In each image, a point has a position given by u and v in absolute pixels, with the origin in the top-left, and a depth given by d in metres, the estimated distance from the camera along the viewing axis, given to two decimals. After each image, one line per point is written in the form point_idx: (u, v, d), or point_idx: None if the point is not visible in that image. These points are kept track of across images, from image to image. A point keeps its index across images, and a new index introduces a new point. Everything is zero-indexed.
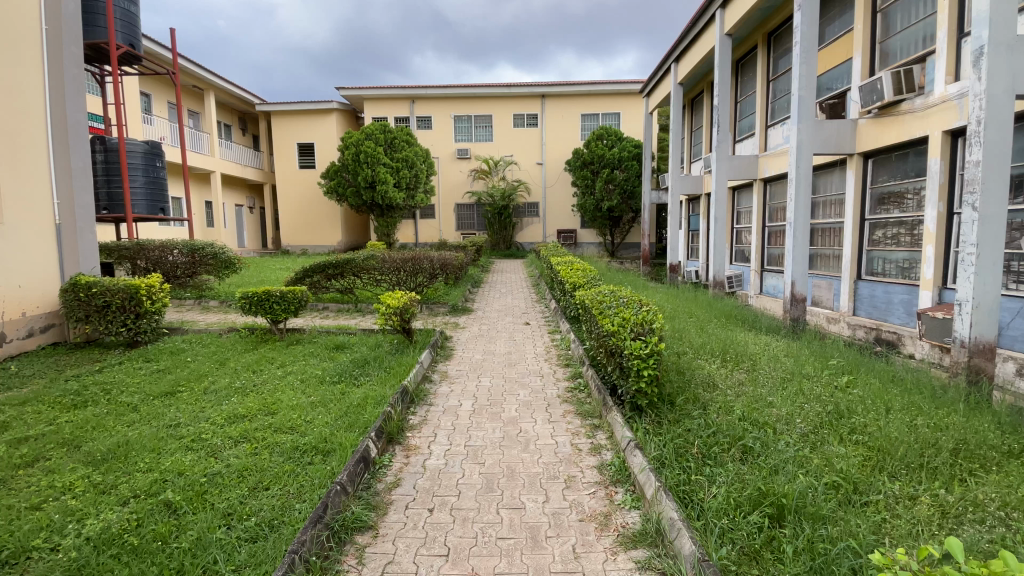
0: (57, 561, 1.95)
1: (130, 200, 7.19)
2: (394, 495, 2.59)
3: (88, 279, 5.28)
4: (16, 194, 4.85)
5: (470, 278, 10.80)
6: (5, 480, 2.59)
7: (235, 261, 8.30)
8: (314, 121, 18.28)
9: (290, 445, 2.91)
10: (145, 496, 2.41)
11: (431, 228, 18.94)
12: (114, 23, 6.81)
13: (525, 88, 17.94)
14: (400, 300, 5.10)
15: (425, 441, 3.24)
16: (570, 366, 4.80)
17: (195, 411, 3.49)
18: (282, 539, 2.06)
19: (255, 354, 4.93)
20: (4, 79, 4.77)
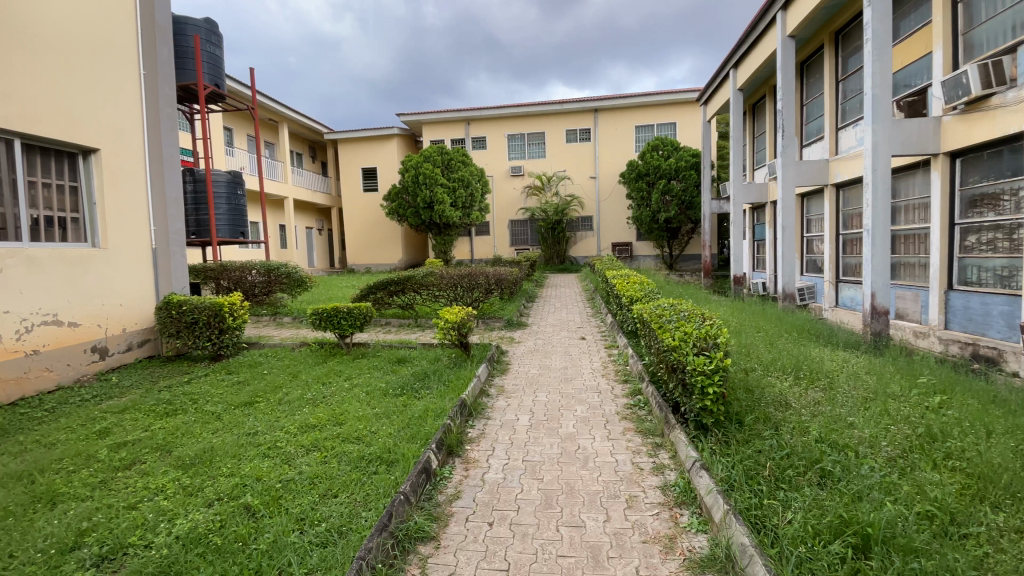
0: (151, 557, 2.13)
1: (216, 226, 7.86)
2: (454, 507, 2.63)
3: (179, 298, 5.79)
4: (119, 223, 5.46)
5: (524, 294, 10.87)
6: (106, 480, 2.87)
7: (307, 280, 8.84)
8: (377, 145, 19.27)
9: (356, 454, 3.03)
10: (228, 498, 2.60)
11: (486, 244, 19.34)
12: (202, 66, 7.55)
13: (577, 103, 18.00)
14: (458, 315, 5.21)
15: (484, 455, 3.27)
16: (629, 382, 4.68)
17: (271, 420, 3.73)
18: (351, 545, 2.13)
19: (324, 367, 5.20)
20: (112, 121, 5.39)
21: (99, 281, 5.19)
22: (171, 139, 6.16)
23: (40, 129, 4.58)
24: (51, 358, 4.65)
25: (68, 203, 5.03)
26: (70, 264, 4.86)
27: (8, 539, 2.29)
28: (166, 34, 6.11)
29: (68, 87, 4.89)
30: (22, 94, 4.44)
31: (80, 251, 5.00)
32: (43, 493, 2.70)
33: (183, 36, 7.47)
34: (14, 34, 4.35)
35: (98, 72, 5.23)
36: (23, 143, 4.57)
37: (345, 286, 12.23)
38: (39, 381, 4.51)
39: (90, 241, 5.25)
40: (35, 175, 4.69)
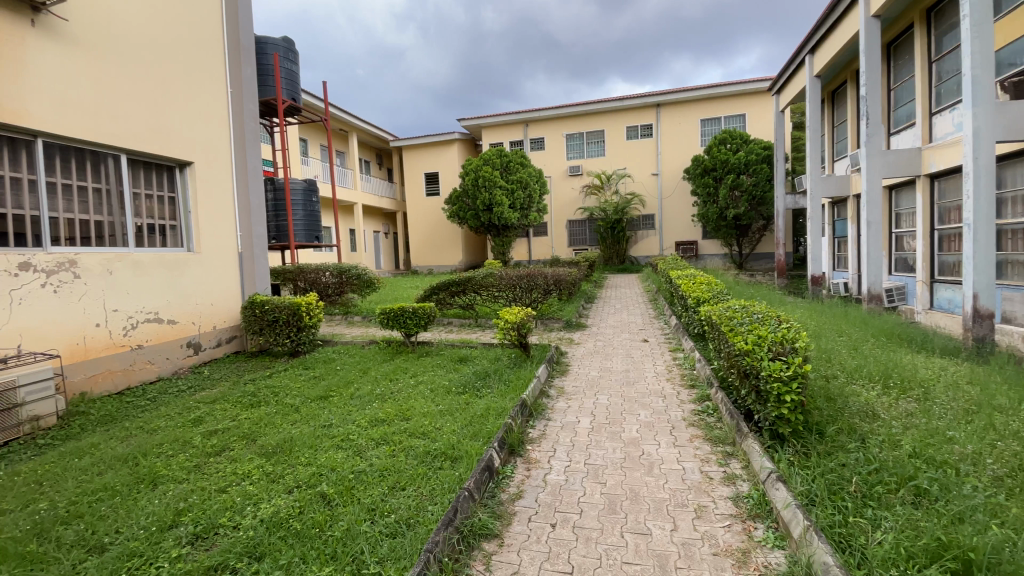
0: (239, 538, 2.30)
1: (293, 230, 8.41)
2: (517, 506, 2.65)
3: (262, 298, 6.26)
4: (211, 230, 5.98)
5: (583, 294, 10.76)
6: (200, 464, 3.16)
7: (375, 281, 9.26)
8: (439, 150, 19.82)
9: (422, 449, 3.14)
10: (306, 486, 2.76)
11: (544, 245, 19.36)
12: (280, 82, 8.11)
13: (638, 99, 17.55)
14: (517, 315, 5.22)
15: (545, 456, 3.26)
16: (697, 387, 4.49)
17: (344, 413, 3.94)
18: (418, 538, 2.20)
19: (392, 364, 5.42)
20: (205, 137, 5.92)
21: (193, 282, 5.70)
22: (254, 151, 6.66)
23: (142, 145, 5.11)
24: (152, 352, 5.17)
25: (167, 213, 5.58)
26: (169, 267, 5.39)
27: (118, 514, 2.57)
28: (250, 54, 6.61)
29: (167, 107, 5.42)
30: (128, 114, 4.97)
31: (177, 255, 5.52)
32: (146, 475, 3.00)
33: (264, 55, 8.04)
34: (121, 62, 4.88)
35: (191, 92, 5.75)
36: (129, 158, 5.12)
37: (409, 287, 12.69)
38: (142, 373, 5.04)
39: (186, 246, 5.79)
40: (138, 188, 5.23)
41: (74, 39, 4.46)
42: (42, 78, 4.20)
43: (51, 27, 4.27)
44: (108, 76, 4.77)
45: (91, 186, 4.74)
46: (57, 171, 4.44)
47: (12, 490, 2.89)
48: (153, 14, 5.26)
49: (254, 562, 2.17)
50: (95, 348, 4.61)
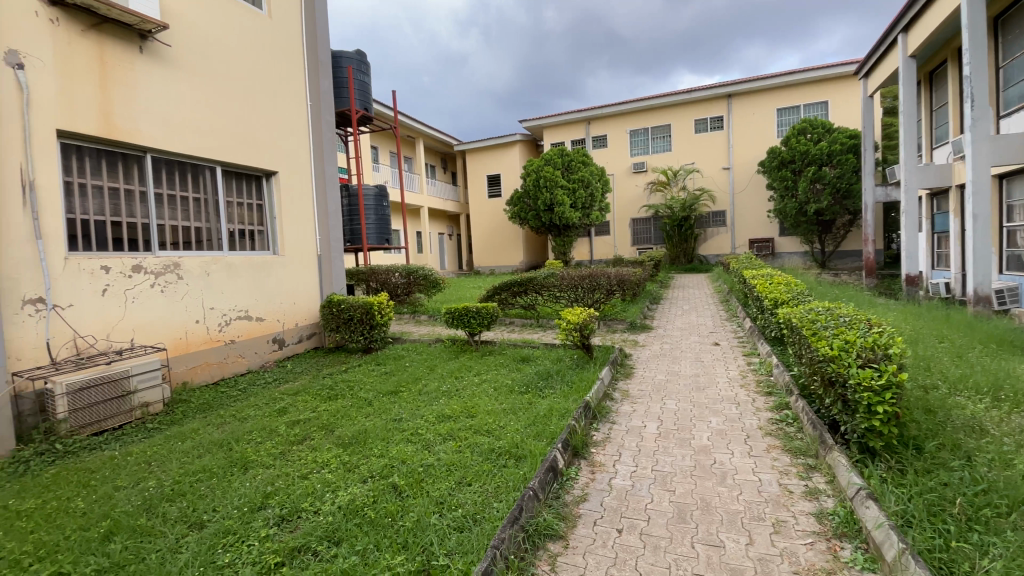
0: (320, 523, 2.46)
1: (366, 234, 8.84)
2: (582, 509, 2.63)
3: (339, 297, 6.65)
4: (294, 235, 6.43)
5: (648, 295, 10.48)
6: (285, 451, 3.41)
7: (440, 281, 9.54)
8: (501, 152, 20.07)
9: (487, 447, 3.19)
10: (379, 477, 2.90)
11: (607, 244, 19.05)
12: (353, 93, 8.55)
13: (707, 91, 16.80)
14: (580, 316, 5.16)
15: (610, 459, 3.21)
16: (774, 395, 4.22)
17: (413, 408, 4.10)
18: (485, 534, 2.25)
19: (457, 363, 5.56)
20: (288, 147, 6.37)
21: (278, 283, 6.16)
22: (332, 160, 7.07)
23: (234, 157, 5.59)
24: (243, 346, 5.65)
25: (255, 219, 6.06)
26: (258, 268, 5.86)
27: (214, 495, 2.84)
28: (327, 68, 7.02)
29: (256, 121, 5.90)
30: (222, 129, 5.45)
31: (264, 258, 5.99)
32: (238, 459, 3.29)
33: (338, 68, 8.50)
34: (215, 82, 5.37)
35: (276, 107, 6.22)
36: (223, 170, 5.62)
37: (473, 287, 12.95)
38: (234, 365, 5.52)
39: (272, 249, 6.27)
40: (231, 196, 5.73)
41: (177, 63, 4.96)
42: (150, 99, 4.71)
43: (157, 54, 4.79)
44: (204, 95, 5.26)
45: (191, 196, 5.25)
46: (163, 183, 4.96)
47: (128, 468, 3.26)
48: (242, 37, 5.74)
49: (333, 546, 2.31)
50: (195, 342, 5.11)
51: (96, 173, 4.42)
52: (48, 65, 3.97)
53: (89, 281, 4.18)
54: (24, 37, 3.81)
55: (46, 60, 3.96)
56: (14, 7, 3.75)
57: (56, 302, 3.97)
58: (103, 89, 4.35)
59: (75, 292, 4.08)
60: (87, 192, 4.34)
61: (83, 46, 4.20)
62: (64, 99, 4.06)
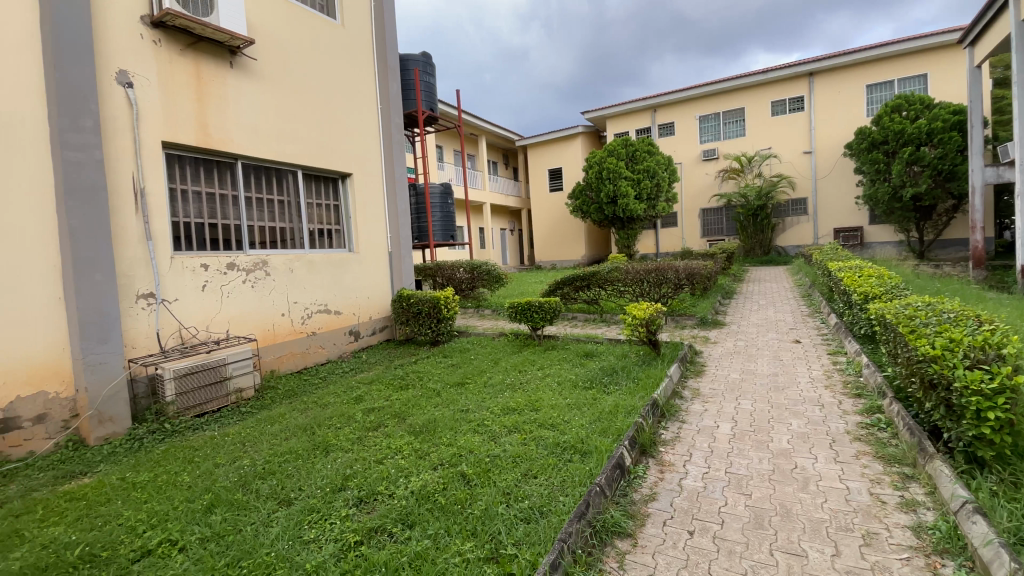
0: (394, 506, 2.58)
1: (432, 231, 9.11)
2: (651, 508, 2.57)
3: (408, 292, 6.93)
4: (367, 233, 6.77)
5: (720, 289, 10.01)
6: (362, 437, 3.62)
7: (503, 276, 9.66)
8: (563, 145, 19.89)
9: (552, 441, 3.21)
10: (448, 465, 3.00)
11: (674, 236, 18.42)
12: (420, 94, 8.82)
13: (785, 70, 15.66)
14: (647, 311, 5.00)
15: (680, 460, 3.11)
16: (864, 397, 3.89)
17: (479, 400, 4.20)
18: (552, 527, 2.27)
19: (521, 356, 5.61)
20: (361, 149, 6.69)
21: (354, 278, 6.50)
22: (401, 160, 7.34)
23: (313, 161, 5.95)
24: (323, 338, 6.04)
25: (332, 218, 6.43)
26: (335, 265, 6.22)
27: (299, 475, 3.07)
28: (396, 71, 7.29)
29: (331, 126, 6.24)
30: (302, 135, 5.83)
31: (341, 256, 6.34)
32: (320, 443, 3.53)
33: (405, 71, 8.79)
34: (295, 90, 5.74)
35: (350, 111, 6.54)
36: (304, 174, 6.01)
37: (535, 282, 12.99)
38: (315, 355, 5.92)
39: (348, 247, 6.63)
40: (311, 198, 6.12)
41: (261, 75, 5.36)
42: (239, 109, 5.12)
43: (244, 68, 5.19)
44: (286, 104, 5.65)
45: (276, 199, 5.66)
46: (252, 187, 5.38)
47: (225, 448, 3.60)
48: (318, 46, 6.08)
49: (406, 528, 2.42)
50: (281, 333, 5.53)
51: (195, 179, 4.88)
52: (154, 83, 4.43)
53: (190, 277, 4.63)
54: (133, 59, 4.27)
55: (151, 78, 4.42)
56: (125, 33, 4.21)
57: (164, 296, 4.43)
58: (200, 103, 4.78)
59: (179, 287, 4.54)
60: (188, 197, 4.80)
61: (181, 64, 4.65)
62: (167, 112, 4.51)
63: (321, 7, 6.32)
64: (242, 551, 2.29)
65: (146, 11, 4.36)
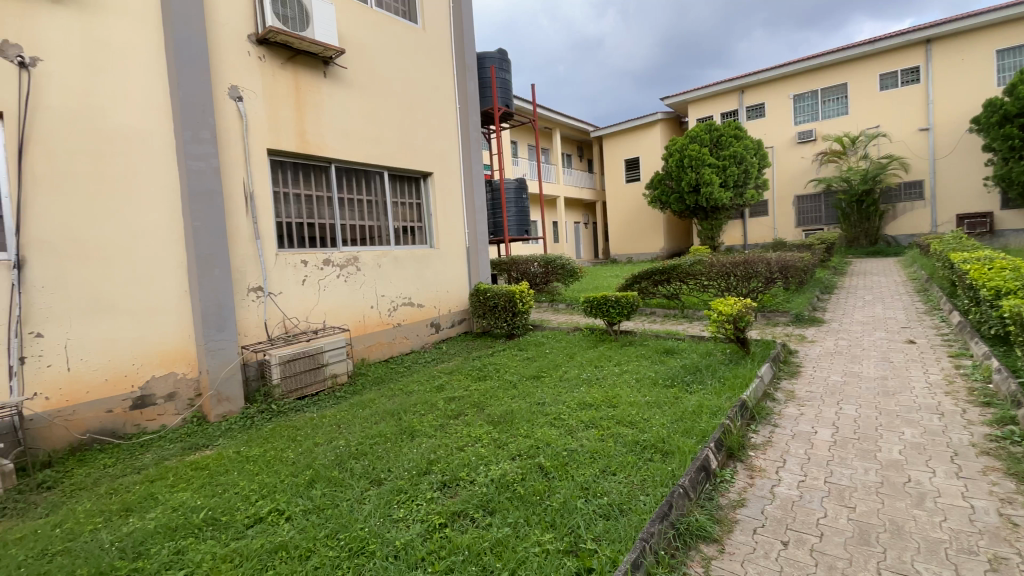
0: (475, 493, 2.67)
1: (507, 226, 9.24)
2: (739, 515, 2.44)
3: (485, 286, 7.09)
4: (446, 229, 7.01)
5: (817, 283, 9.20)
6: (444, 424, 3.78)
7: (578, 270, 9.57)
8: (641, 135, 19.23)
9: (631, 438, 3.14)
10: (526, 456, 3.05)
11: (763, 227, 17.22)
12: (496, 91, 8.92)
13: (897, 38, 13.95)
14: (735, 306, 4.71)
15: (773, 466, 2.92)
16: (995, 406, 3.40)
17: (555, 394, 4.21)
18: (632, 526, 2.23)
19: (597, 352, 5.54)
20: (440, 148, 6.92)
21: (434, 272, 6.77)
22: (478, 156, 7.50)
23: (397, 162, 6.25)
24: (407, 329, 6.36)
25: (415, 216, 6.73)
26: (417, 260, 6.51)
27: (388, 456, 3.27)
28: (473, 70, 7.44)
29: (413, 127, 6.51)
30: (387, 137, 6.13)
31: (422, 251, 6.63)
32: (406, 428, 3.73)
33: (483, 69, 8.95)
34: (380, 95, 6.06)
35: (430, 113, 6.79)
36: (389, 174, 6.33)
37: (611, 276, 12.73)
38: (400, 345, 6.25)
39: (429, 242, 6.90)
40: (395, 197, 6.44)
41: (351, 83, 5.71)
42: (332, 116, 5.49)
43: (336, 77, 5.56)
44: (373, 109, 5.97)
45: (365, 198, 6.02)
46: (344, 188, 5.77)
47: (323, 428, 3.93)
48: (401, 51, 6.35)
49: (487, 514, 2.50)
50: (370, 324, 5.89)
51: (295, 183, 5.33)
52: (260, 96, 4.88)
53: (292, 272, 5.09)
54: (243, 76, 4.73)
55: (258, 92, 4.87)
56: (235, 52, 4.67)
57: (270, 289, 4.89)
58: (299, 112, 5.20)
59: (283, 281, 5.00)
60: (289, 200, 5.25)
61: (282, 77, 5.07)
62: (271, 122, 4.96)
63: (404, 13, 6.58)
64: (339, 524, 2.48)
65: (252, 30, 4.82)
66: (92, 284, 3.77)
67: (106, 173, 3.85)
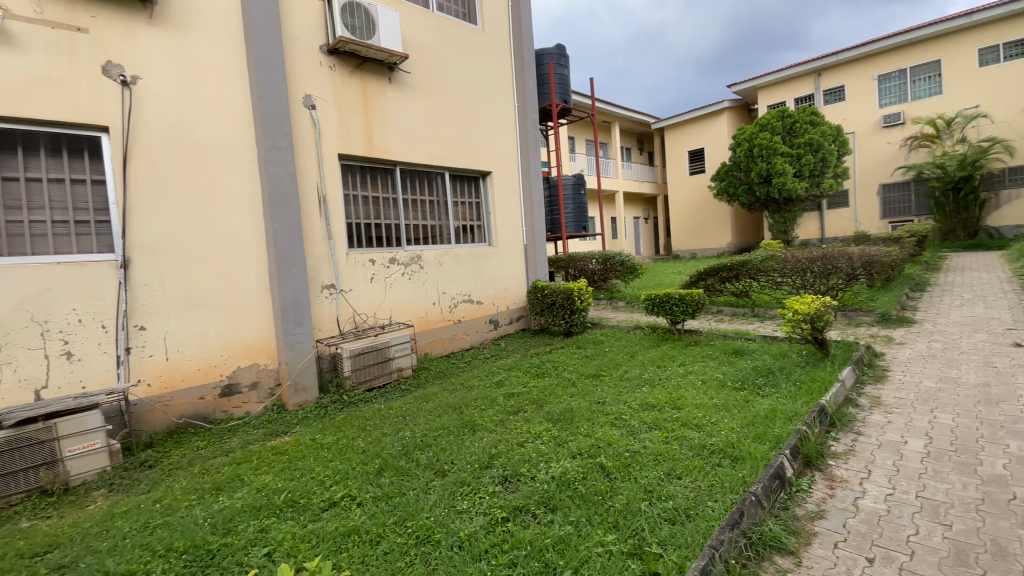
0: (536, 489, 2.69)
1: (565, 223, 9.18)
2: (818, 527, 2.29)
3: (542, 283, 7.09)
4: (505, 227, 7.08)
5: (906, 280, 8.41)
6: (504, 420, 3.83)
7: (638, 267, 9.34)
8: (705, 125, 18.43)
9: (697, 442, 3.04)
10: (587, 455, 3.03)
11: (843, 219, 15.99)
12: (554, 87, 8.88)
13: (1001, 7, 12.43)
14: (812, 305, 4.40)
15: (856, 477, 2.71)
16: None
17: (616, 393, 4.14)
18: (700, 532, 2.16)
19: (659, 351, 5.39)
20: (499, 147, 6.99)
21: (493, 270, 6.86)
22: (536, 154, 7.50)
23: (457, 162, 6.38)
24: (467, 326, 6.49)
25: (474, 214, 6.85)
26: (477, 258, 6.63)
27: (451, 449, 3.37)
28: (532, 68, 7.44)
29: (473, 127, 6.62)
30: (448, 138, 6.27)
31: (482, 249, 6.73)
32: (468, 422, 3.81)
33: (541, 66, 8.94)
34: (441, 97, 6.21)
35: (489, 112, 6.86)
36: (450, 174, 6.48)
37: (673, 272, 12.32)
38: (460, 341, 6.39)
39: (488, 241, 7.00)
40: (456, 196, 6.59)
41: (414, 87, 5.89)
42: (397, 120, 5.70)
43: (400, 82, 5.75)
44: (435, 111, 6.13)
45: (427, 199, 6.20)
46: (407, 189, 5.97)
47: (390, 419, 4.10)
48: (461, 52, 6.47)
49: (549, 511, 2.51)
50: (432, 320, 6.07)
51: (363, 185, 5.58)
52: (331, 103, 5.14)
53: (361, 271, 5.34)
54: (316, 85, 5.02)
55: (329, 100, 5.14)
56: (309, 63, 4.96)
57: (342, 286, 5.16)
58: (366, 117, 5.43)
59: (353, 279, 5.26)
60: (358, 201, 5.50)
61: (351, 85, 5.32)
62: (341, 128, 5.21)
63: (464, 15, 6.71)
64: (406, 513, 2.58)
65: (322, 41, 5.09)
66: (188, 282, 4.16)
67: (197, 181, 4.21)
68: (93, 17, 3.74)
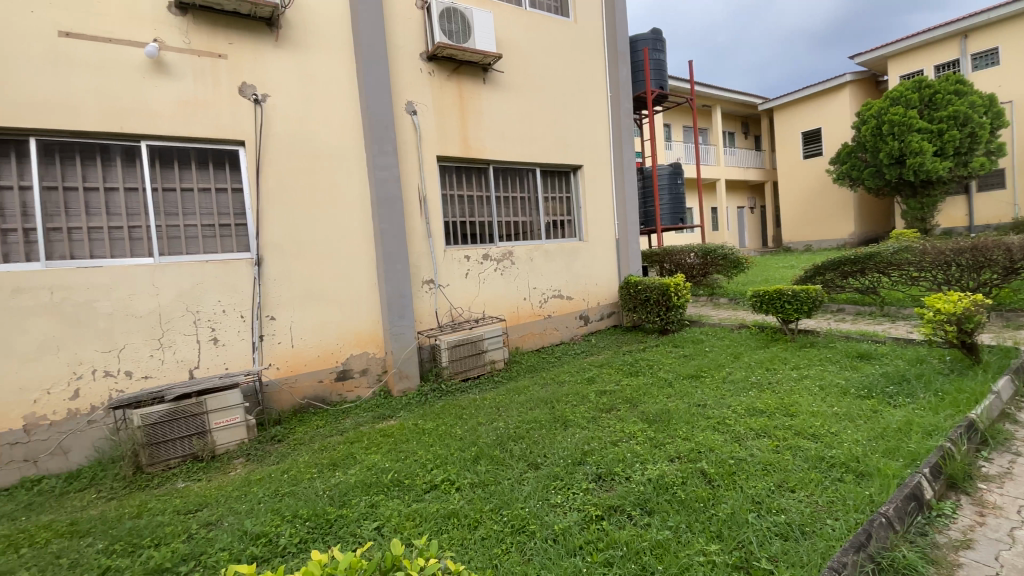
0: (631, 489, 2.63)
1: (660, 215, 8.82)
2: (964, 558, 1.99)
3: (636, 279, 6.87)
4: (596, 221, 6.96)
5: None
6: (596, 417, 3.78)
7: (742, 261, 8.68)
8: (822, 102, 16.61)
9: (814, 453, 2.77)
10: (686, 459, 2.90)
11: (999, 203, 13.58)
12: (649, 73, 8.53)
13: None
14: (959, 305, 3.79)
15: (1015, 505, 2.31)
16: None
17: (718, 396, 3.91)
18: (818, 551, 1.98)
19: (768, 353, 4.98)
20: (591, 140, 6.88)
21: (584, 265, 6.79)
22: (630, 146, 7.26)
23: (548, 158, 6.39)
24: (557, 321, 6.51)
25: (565, 210, 6.82)
26: (568, 253, 6.61)
27: (544, 442, 3.41)
28: (626, 56, 7.20)
29: (565, 122, 6.58)
30: (540, 134, 6.30)
31: (572, 245, 6.69)
32: (560, 417, 3.83)
33: (635, 53, 8.64)
34: (533, 94, 6.25)
35: (581, 106, 6.78)
36: (541, 171, 6.52)
37: (783, 267, 11.30)
38: (550, 336, 6.43)
39: (579, 236, 6.94)
40: (547, 192, 6.61)
41: (507, 85, 5.99)
42: (490, 119, 5.84)
43: (494, 82, 5.88)
44: (527, 108, 6.19)
45: (519, 195, 6.30)
46: (500, 187, 6.11)
47: (485, 410, 4.24)
48: (553, 47, 6.45)
49: (645, 514, 2.44)
50: (524, 315, 6.17)
51: (459, 184, 5.80)
52: (429, 108, 5.40)
53: (458, 266, 5.57)
54: (417, 91, 5.30)
55: (428, 105, 5.39)
56: (410, 71, 5.25)
57: (440, 281, 5.42)
58: (462, 119, 5.63)
59: (449, 275, 5.51)
60: (454, 200, 5.74)
61: (448, 88, 5.54)
62: (439, 131, 5.46)
63: (556, 9, 6.70)
64: (502, 501, 2.66)
65: (422, 48, 5.35)
66: (309, 277, 4.62)
67: (316, 185, 4.66)
68: (231, 44, 4.29)
